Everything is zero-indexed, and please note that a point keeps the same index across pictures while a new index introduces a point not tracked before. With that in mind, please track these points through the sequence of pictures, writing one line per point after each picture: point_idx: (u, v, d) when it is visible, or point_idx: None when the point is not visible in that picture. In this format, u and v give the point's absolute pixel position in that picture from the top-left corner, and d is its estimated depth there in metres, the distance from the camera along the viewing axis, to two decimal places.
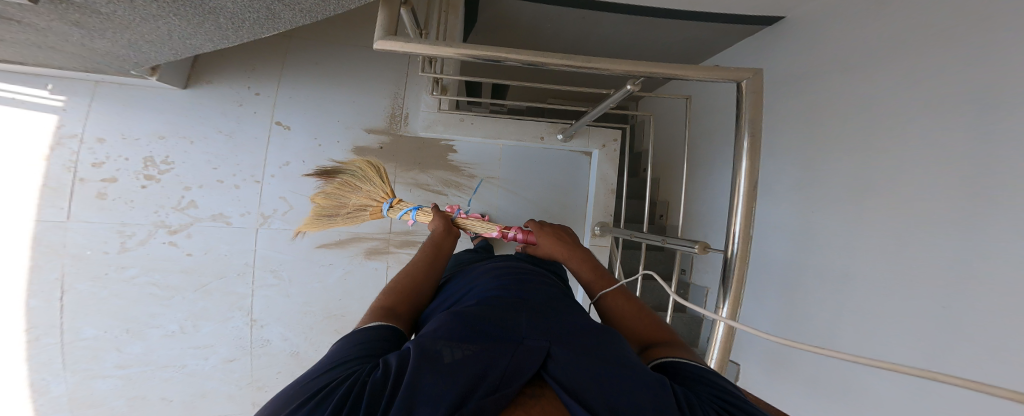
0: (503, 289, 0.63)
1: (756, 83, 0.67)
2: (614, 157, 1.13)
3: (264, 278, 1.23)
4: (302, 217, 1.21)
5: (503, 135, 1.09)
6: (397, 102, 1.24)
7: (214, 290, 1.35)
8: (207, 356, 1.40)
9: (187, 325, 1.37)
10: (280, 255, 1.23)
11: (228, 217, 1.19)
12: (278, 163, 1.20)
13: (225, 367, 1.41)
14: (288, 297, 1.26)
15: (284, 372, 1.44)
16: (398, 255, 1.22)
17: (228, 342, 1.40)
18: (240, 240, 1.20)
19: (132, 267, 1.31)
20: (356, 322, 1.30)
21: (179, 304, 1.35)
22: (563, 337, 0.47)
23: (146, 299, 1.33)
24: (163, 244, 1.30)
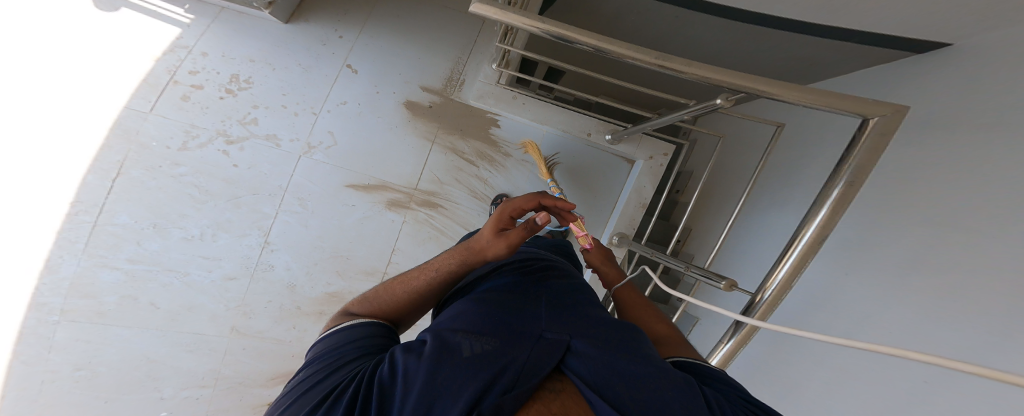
0: (519, 277, 0.74)
1: (892, 123, 0.57)
2: (657, 171, 1.16)
3: (291, 204, 1.30)
4: (342, 154, 1.26)
5: (550, 121, 1.17)
6: (458, 68, 1.31)
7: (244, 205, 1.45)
8: (211, 269, 1.46)
9: (207, 233, 1.45)
10: (311, 185, 1.28)
11: (279, 140, 1.26)
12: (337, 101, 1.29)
13: (222, 284, 1.47)
14: (306, 227, 1.32)
15: (273, 302, 1.49)
16: (416, 213, 1.27)
17: (235, 259, 1.46)
18: (282, 162, 1.27)
19: (183, 166, 1.42)
20: (358, 267, 1.35)
21: (209, 210, 1.44)
22: (582, 331, 0.58)
23: (183, 198, 1.43)
24: (218, 152, 1.43)
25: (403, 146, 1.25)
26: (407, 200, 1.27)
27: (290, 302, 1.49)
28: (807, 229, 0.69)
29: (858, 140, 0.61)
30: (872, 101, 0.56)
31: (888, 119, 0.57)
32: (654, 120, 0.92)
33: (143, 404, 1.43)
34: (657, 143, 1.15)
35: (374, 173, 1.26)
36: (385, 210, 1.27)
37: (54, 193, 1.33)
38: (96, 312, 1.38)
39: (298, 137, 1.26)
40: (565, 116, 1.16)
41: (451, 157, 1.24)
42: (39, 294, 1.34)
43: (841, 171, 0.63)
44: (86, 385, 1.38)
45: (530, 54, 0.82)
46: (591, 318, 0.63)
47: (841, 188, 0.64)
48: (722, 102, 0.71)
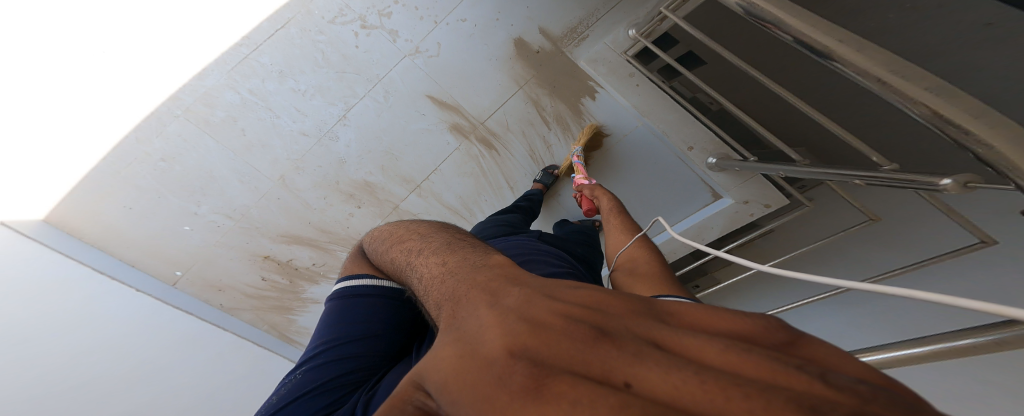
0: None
1: None
2: (738, 218, 1.06)
3: (377, 93, 1.43)
4: (438, 67, 1.31)
5: (654, 114, 1.08)
6: (588, 20, 1.17)
7: (347, 80, 1.47)
8: (295, 121, 1.54)
9: (308, 91, 1.50)
10: (399, 82, 1.38)
11: (397, 37, 1.35)
12: (458, 16, 1.26)
13: (294, 138, 1.56)
14: (378, 116, 1.45)
15: (321, 171, 1.59)
16: (471, 147, 1.32)
17: (315, 120, 1.53)
18: (390, 56, 1.38)
19: (323, 36, 1.43)
20: (400, 171, 1.44)
21: (320, 73, 1.48)
22: None
23: (309, 59, 1.47)
24: (352, 33, 1.40)
25: (494, 79, 1.26)
26: (469, 130, 1.31)
27: (333, 176, 1.58)
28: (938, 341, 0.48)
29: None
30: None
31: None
32: (799, 165, 0.77)
33: (178, 212, 1.63)
34: (765, 191, 1.01)
35: (454, 93, 1.31)
36: (446, 131, 1.33)
37: (231, 24, 1.43)
38: (203, 120, 1.54)
39: (412, 39, 1.33)
40: (676, 116, 1.06)
41: (528, 109, 1.25)
42: (181, 91, 1.50)
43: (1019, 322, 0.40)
44: (160, 175, 1.58)
45: (690, 26, 0.86)
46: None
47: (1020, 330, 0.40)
48: (949, 184, 0.46)
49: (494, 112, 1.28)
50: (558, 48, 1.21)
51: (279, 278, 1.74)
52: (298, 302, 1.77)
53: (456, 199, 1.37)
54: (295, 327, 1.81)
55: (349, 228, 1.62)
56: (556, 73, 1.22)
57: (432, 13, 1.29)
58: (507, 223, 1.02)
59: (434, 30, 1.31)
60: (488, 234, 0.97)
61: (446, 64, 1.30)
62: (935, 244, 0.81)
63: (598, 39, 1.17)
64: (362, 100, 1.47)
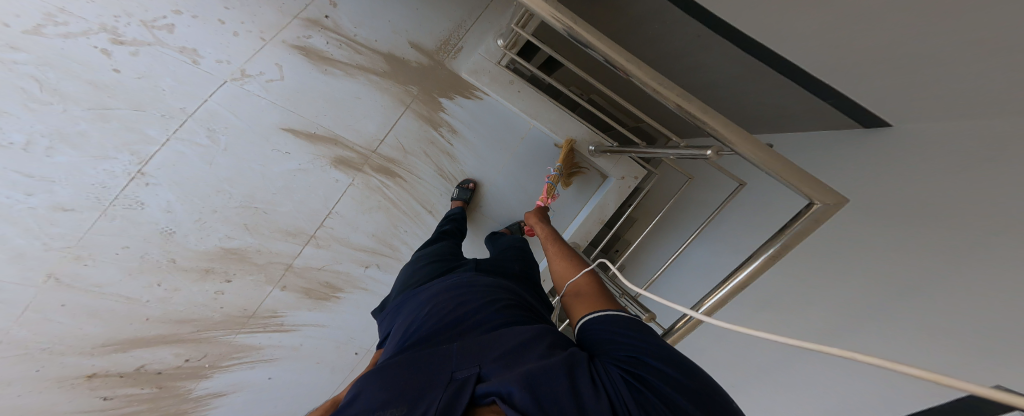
0: (431, 317, 0.74)
1: (824, 213, 0.52)
2: (623, 191, 1.21)
3: (193, 133, 1.06)
4: (285, 93, 1.07)
5: (540, 116, 1.11)
6: (459, 31, 1.11)
7: (115, 120, 1.01)
8: (31, 192, 0.99)
9: (39, 143, 0.96)
10: (232, 118, 1.07)
11: (199, 57, 1.00)
12: (300, 33, 1.03)
13: (46, 215, 1.03)
14: (209, 165, 1.10)
15: (130, 250, 1.13)
16: (367, 178, 1.16)
17: (80, 186, 1.02)
18: (198, 83, 1.03)
19: (29, 55, 0.90)
20: (275, 223, 1.18)
21: (54, 117, 0.96)
22: (491, 357, 0.58)
23: (11, 93, 0.91)
24: (95, 49, 0.94)
25: (371, 102, 1.10)
26: (359, 162, 1.15)
27: (157, 252, 1.15)
28: (736, 275, 0.63)
29: (795, 218, 0.55)
30: (824, 185, 0.50)
31: (827, 209, 0.51)
32: (644, 149, 0.97)
33: None
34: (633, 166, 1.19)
35: (324, 122, 1.10)
36: (330, 168, 1.14)
37: None
38: None
39: (229, 60, 1.02)
40: (558, 115, 1.11)
41: (420, 127, 1.14)
42: None
43: (775, 239, 0.57)
44: None
45: (535, 39, 0.86)
46: (507, 336, 0.62)
47: (776, 247, 0.57)
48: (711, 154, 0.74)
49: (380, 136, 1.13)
50: (436, 61, 1.11)
51: (136, 388, 1.23)
52: (190, 404, 1.30)
53: (370, 238, 1.24)
54: None
55: (222, 307, 1.26)
56: (441, 85, 1.13)
57: (251, 28, 1.01)
58: (436, 255, 1.02)
59: (264, 49, 1.03)
60: (420, 279, 0.94)
61: (299, 89, 1.07)
62: (725, 186, 1.13)
63: (473, 50, 1.12)
64: (164, 147, 1.06)
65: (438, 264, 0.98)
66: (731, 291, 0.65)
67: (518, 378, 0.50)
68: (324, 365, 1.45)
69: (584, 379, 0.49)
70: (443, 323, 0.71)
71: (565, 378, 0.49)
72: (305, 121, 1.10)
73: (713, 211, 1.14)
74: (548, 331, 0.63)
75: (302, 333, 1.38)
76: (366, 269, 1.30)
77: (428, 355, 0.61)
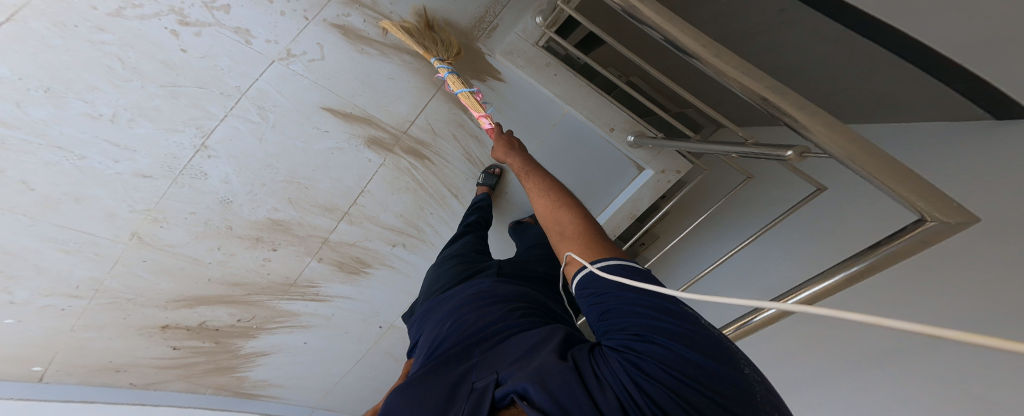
0: (453, 331, 0.77)
1: (935, 234, 0.40)
2: (660, 186, 1.14)
3: (246, 110, 1.14)
4: (328, 75, 1.12)
5: (575, 102, 1.07)
6: (494, 7, 1.03)
7: (183, 97, 1.08)
8: (119, 160, 1.10)
9: (123, 116, 1.06)
10: (279, 97, 1.14)
11: (251, 37, 1.05)
12: (339, 11, 1.04)
13: (130, 182, 1.14)
14: (259, 141, 1.18)
15: (195, 217, 1.24)
16: (398, 159, 1.19)
17: (156, 155, 1.13)
18: (249, 63, 1.08)
19: (113, 38, 0.97)
20: (315, 199, 1.25)
21: (133, 92, 1.04)
22: (505, 362, 0.60)
23: (100, 71, 0.99)
24: (165, 31, 0.99)
25: (406, 84, 1.15)
26: (391, 143, 1.18)
27: (218, 219, 1.26)
28: (803, 290, 0.58)
29: (898, 236, 0.44)
30: (950, 200, 0.37)
31: (934, 230, 0.39)
32: (694, 143, 0.88)
33: None
34: (676, 159, 1.10)
35: (360, 103, 1.15)
36: (363, 148, 1.19)
37: None
38: None
39: (276, 39, 1.06)
40: (595, 102, 1.07)
41: (450, 112, 1.18)
42: None
43: (862, 256, 0.49)
44: None
45: (580, 15, 0.80)
46: (521, 342, 0.64)
47: (858, 267, 0.50)
48: (793, 155, 0.65)
49: (413, 119, 1.19)
50: (468, 39, 1.06)
51: (198, 342, 1.44)
52: (238, 360, 1.52)
53: (398, 217, 1.30)
54: (249, 383, 1.60)
55: (269, 273, 1.36)
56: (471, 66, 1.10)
57: (295, 7, 1.02)
58: (463, 258, 1.06)
59: (308, 28, 1.06)
60: (445, 288, 0.97)
61: (335, 68, 1.11)
62: (799, 190, 1.02)
63: (509, 30, 1.06)
64: (222, 122, 1.14)
65: (462, 269, 1.02)
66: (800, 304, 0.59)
67: (527, 373, 0.52)
68: (352, 336, 1.58)
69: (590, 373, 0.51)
70: (463, 334, 0.74)
71: (573, 372, 0.51)
72: (343, 102, 1.15)
73: (777, 214, 1.03)
74: (559, 330, 0.66)
75: (334, 304, 1.47)
76: (394, 248, 1.36)
77: (451, 369, 0.63)
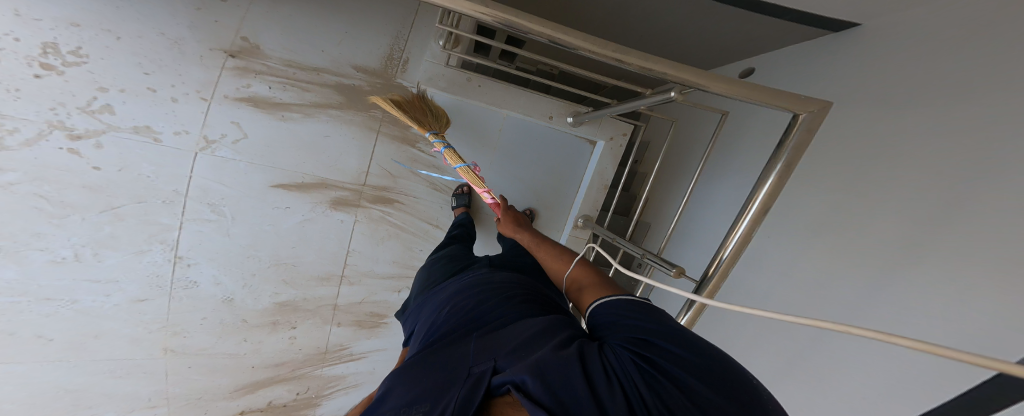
0: (448, 316, 0.68)
1: (814, 119, 0.51)
2: (618, 153, 1.05)
3: (200, 212, 1.10)
4: (256, 152, 1.08)
5: (506, 104, 0.99)
6: (399, 44, 1.08)
7: (129, 217, 1.06)
8: (109, 293, 1.10)
9: (85, 252, 1.05)
10: (223, 189, 1.09)
11: (157, 132, 1.02)
12: (236, 84, 1.04)
13: (131, 308, 1.14)
14: (228, 236, 1.15)
15: (210, 320, 1.23)
16: (369, 211, 1.14)
17: (141, 279, 1.12)
18: (173, 164, 1.05)
19: (12, 173, 0.94)
20: (307, 274, 1.23)
21: (75, 226, 1.02)
22: (505, 347, 0.52)
23: (30, 215, 0.98)
24: (62, 151, 0.96)
25: (342, 138, 1.08)
26: (355, 199, 1.13)
27: (230, 317, 1.24)
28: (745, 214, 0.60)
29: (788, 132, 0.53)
30: (801, 95, 0.49)
31: (815, 117, 0.50)
32: (622, 104, 0.82)
33: None
34: (619, 122, 1.03)
35: (307, 170, 1.10)
36: (331, 211, 1.14)
37: None
38: None
39: (191, 129, 1.04)
40: (525, 97, 0.98)
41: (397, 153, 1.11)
42: None
43: (777, 156, 0.54)
44: None
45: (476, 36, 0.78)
46: (520, 328, 0.55)
47: (780, 168, 0.55)
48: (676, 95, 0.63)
49: (365, 170, 1.10)
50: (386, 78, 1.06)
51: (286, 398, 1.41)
52: None
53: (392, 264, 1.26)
54: None
55: (301, 348, 1.36)
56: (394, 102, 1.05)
57: (185, 90, 1.02)
58: (450, 256, 0.96)
59: (210, 109, 1.05)
60: (436, 280, 0.88)
61: (261, 143, 1.08)
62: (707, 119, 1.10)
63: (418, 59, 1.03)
64: (182, 230, 1.11)
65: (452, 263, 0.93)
66: (746, 238, 0.61)
67: (527, 362, 0.44)
68: None
69: (598, 366, 0.43)
70: (459, 318, 0.66)
71: (578, 362, 0.43)
72: (286, 175, 1.10)
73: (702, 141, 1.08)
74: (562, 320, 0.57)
75: (371, 358, 1.46)
76: (400, 293, 1.33)
77: (447, 355, 0.55)
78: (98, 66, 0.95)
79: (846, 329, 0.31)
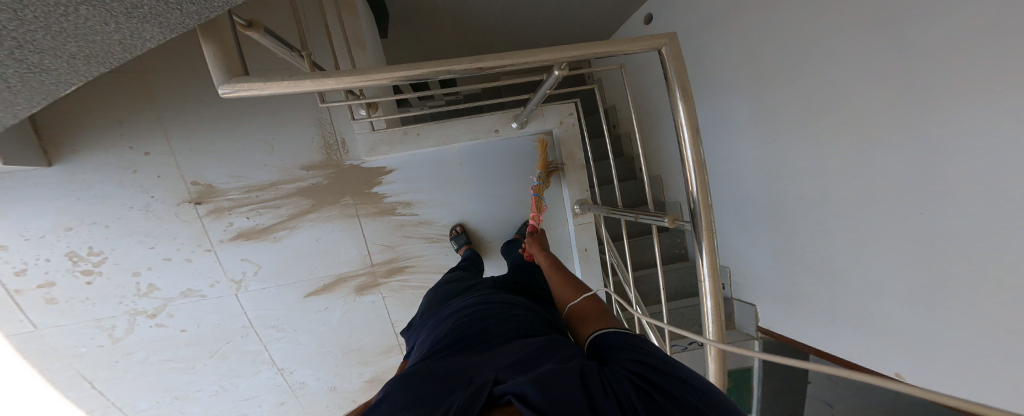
0: (437, 324, 0.57)
1: (677, 49, 0.46)
2: (574, 132, 1.02)
3: (269, 333, 1.19)
4: (276, 273, 1.11)
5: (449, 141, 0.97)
6: (325, 128, 1.01)
7: (231, 353, 1.19)
8: (259, 403, 1.27)
9: (223, 384, 1.22)
10: (272, 312, 1.16)
11: (199, 291, 1.10)
12: (220, 226, 1.05)
13: (279, 410, 1.30)
14: (301, 344, 1.23)
15: (333, 405, 1.33)
16: (388, 285, 1.13)
17: (269, 389, 1.27)
18: (224, 308, 1.13)
19: (139, 351, 1.13)
20: (373, 352, 1.27)
21: (205, 369, 1.19)
22: (502, 355, 0.41)
23: (172, 371, 1.17)
24: (151, 327, 1.11)
25: (330, 235, 1.07)
26: (370, 281, 1.13)
27: (342, 399, 1.32)
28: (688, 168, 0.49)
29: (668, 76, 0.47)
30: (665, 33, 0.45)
31: (671, 50, 0.45)
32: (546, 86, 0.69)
33: None
34: (558, 106, 1.00)
35: (321, 272, 1.12)
36: (359, 296, 1.16)
37: None
38: None
39: (217, 278, 1.09)
40: (463, 126, 0.96)
41: (383, 230, 1.07)
42: None
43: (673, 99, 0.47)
44: None
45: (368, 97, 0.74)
46: (520, 339, 0.44)
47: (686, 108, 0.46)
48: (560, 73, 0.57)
49: (364, 253, 1.10)
50: (332, 164, 1.02)
51: None
52: None
53: None
54: None
55: None
56: (354, 182, 1.04)
57: (185, 248, 1.05)
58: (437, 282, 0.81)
59: (218, 255, 1.08)
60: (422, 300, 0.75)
61: (275, 265, 1.11)
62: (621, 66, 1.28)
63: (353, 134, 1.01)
64: (269, 350, 1.21)
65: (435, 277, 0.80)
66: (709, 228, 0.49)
67: (534, 377, 0.34)
68: None
69: (602, 385, 0.34)
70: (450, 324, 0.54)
71: (584, 379, 0.34)
72: (313, 282, 1.14)
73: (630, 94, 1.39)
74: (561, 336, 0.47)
75: None
76: None
77: (433, 360, 0.43)
78: (117, 257, 1.03)
79: (815, 368, 0.26)
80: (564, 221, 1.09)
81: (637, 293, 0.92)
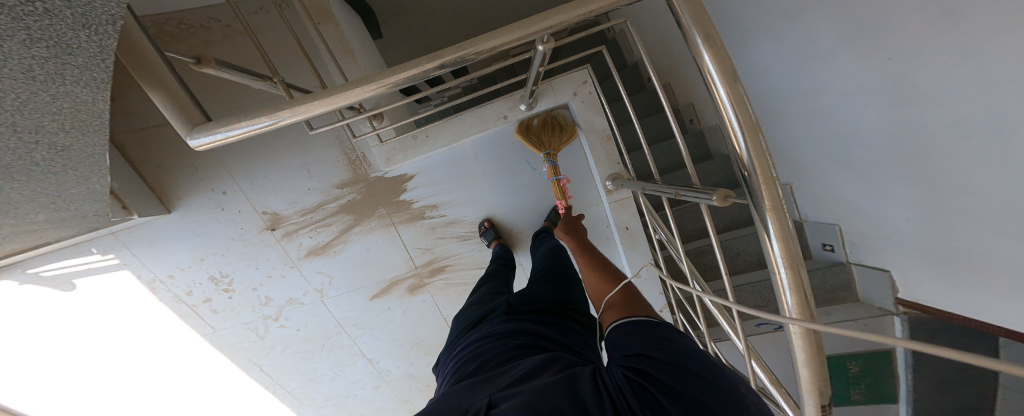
0: (456, 355, 0.58)
1: None
2: (592, 101, 0.92)
3: (353, 331, 1.35)
4: (345, 281, 1.25)
5: (458, 134, 0.97)
6: (347, 147, 1.09)
7: (334, 346, 1.39)
8: (363, 386, 1.47)
9: (335, 371, 1.44)
10: (351, 313, 1.31)
11: (297, 299, 1.29)
12: (295, 246, 1.20)
13: (377, 392, 1.49)
14: (380, 338, 1.37)
15: (415, 389, 1.48)
16: (433, 284, 1.21)
17: (366, 376, 1.45)
18: (317, 311, 1.31)
19: (277, 344, 1.37)
20: (436, 344, 1.36)
21: (321, 357, 1.41)
22: (500, 380, 0.42)
23: (301, 359, 1.41)
24: (280, 327, 1.33)
25: (376, 244, 1.16)
26: (418, 282, 1.22)
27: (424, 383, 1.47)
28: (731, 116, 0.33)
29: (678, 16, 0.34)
30: None
31: None
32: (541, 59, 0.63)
33: None
34: (569, 77, 0.91)
35: (378, 277, 1.22)
36: (413, 296, 1.25)
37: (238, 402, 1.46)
38: None
39: (303, 289, 1.27)
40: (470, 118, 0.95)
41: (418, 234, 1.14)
42: None
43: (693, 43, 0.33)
44: None
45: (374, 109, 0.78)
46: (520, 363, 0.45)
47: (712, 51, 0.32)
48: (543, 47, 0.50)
49: (408, 257, 1.18)
50: (361, 178, 1.10)
51: None
52: None
53: None
54: None
55: None
56: (384, 193, 1.11)
57: (275, 266, 1.23)
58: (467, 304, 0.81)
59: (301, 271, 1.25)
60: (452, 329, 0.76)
61: (342, 274, 1.24)
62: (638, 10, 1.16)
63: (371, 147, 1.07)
64: (358, 344, 1.38)
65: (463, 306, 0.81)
66: (776, 207, 0.32)
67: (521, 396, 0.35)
68: None
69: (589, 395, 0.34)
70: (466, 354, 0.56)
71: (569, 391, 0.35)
72: (375, 286, 1.25)
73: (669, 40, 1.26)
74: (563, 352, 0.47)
75: None
76: None
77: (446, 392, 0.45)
78: (237, 276, 1.23)
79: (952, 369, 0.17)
80: (596, 197, 1.03)
81: (690, 263, 0.75)
